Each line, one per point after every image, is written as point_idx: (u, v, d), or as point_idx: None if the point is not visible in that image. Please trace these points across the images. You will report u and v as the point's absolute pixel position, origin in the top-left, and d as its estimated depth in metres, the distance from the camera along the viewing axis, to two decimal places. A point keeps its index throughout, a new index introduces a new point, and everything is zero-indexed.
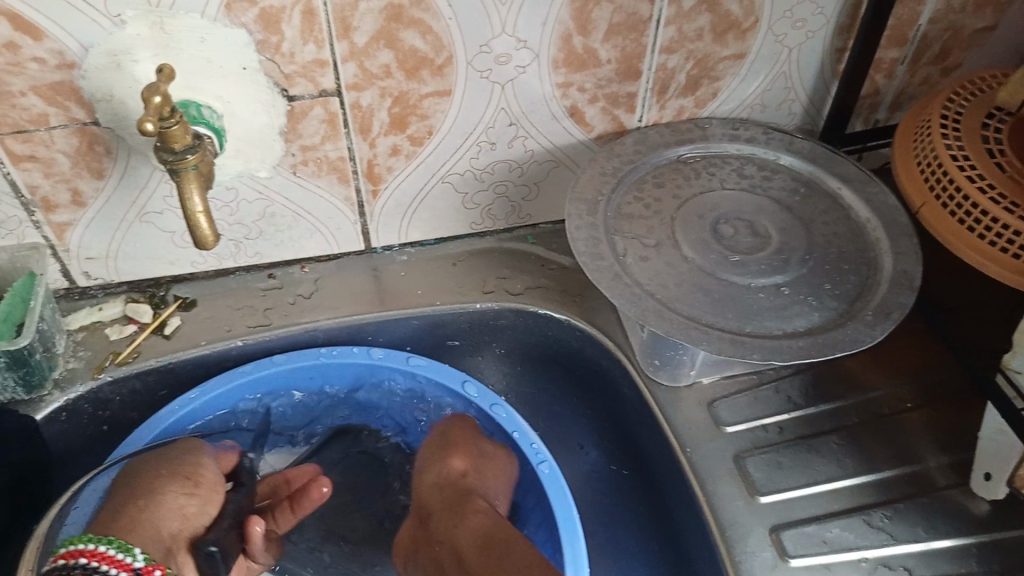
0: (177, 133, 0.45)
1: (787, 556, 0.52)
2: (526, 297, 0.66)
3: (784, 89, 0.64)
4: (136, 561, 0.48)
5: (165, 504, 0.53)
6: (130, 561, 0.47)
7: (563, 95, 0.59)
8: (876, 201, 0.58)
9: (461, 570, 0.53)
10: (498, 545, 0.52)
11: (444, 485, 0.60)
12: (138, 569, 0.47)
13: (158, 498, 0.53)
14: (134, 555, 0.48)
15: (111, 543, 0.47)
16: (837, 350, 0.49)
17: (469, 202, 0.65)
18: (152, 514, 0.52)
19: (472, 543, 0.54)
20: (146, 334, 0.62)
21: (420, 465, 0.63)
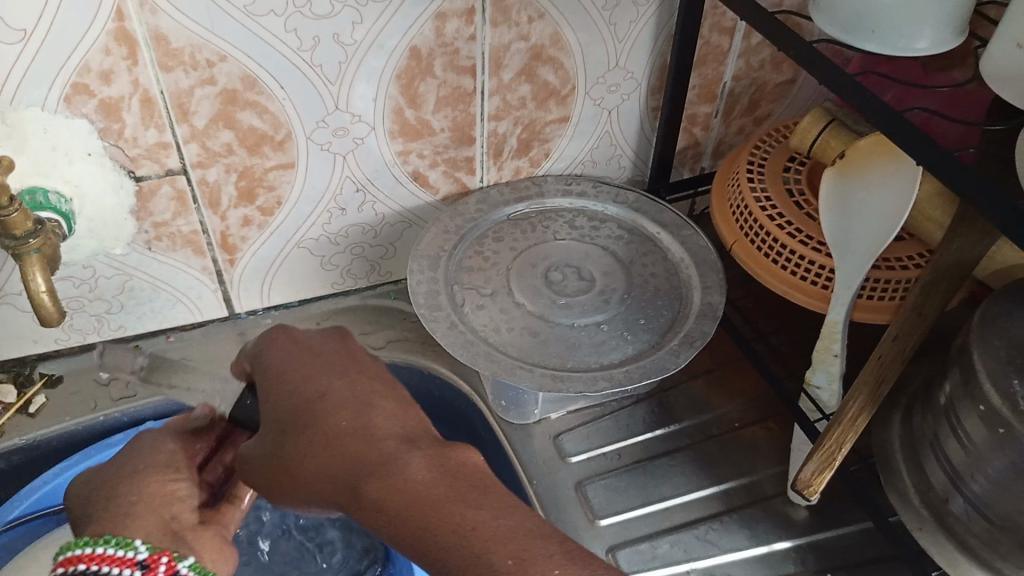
0: (17, 219, 0.48)
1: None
2: (388, 351, 0.70)
3: (610, 146, 0.71)
4: (139, 554, 0.42)
5: (159, 485, 0.48)
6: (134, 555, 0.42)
7: (403, 161, 0.64)
8: (689, 242, 0.64)
9: (358, 478, 0.41)
10: (430, 484, 0.39)
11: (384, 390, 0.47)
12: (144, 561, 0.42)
13: (149, 480, 0.48)
14: (137, 549, 0.42)
15: (110, 542, 0.42)
16: (646, 377, 0.54)
17: (328, 264, 0.69)
18: (141, 491, 0.47)
19: (395, 504, 0.39)
20: (11, 413, 0.63)
21: (318, 462, 0.43)
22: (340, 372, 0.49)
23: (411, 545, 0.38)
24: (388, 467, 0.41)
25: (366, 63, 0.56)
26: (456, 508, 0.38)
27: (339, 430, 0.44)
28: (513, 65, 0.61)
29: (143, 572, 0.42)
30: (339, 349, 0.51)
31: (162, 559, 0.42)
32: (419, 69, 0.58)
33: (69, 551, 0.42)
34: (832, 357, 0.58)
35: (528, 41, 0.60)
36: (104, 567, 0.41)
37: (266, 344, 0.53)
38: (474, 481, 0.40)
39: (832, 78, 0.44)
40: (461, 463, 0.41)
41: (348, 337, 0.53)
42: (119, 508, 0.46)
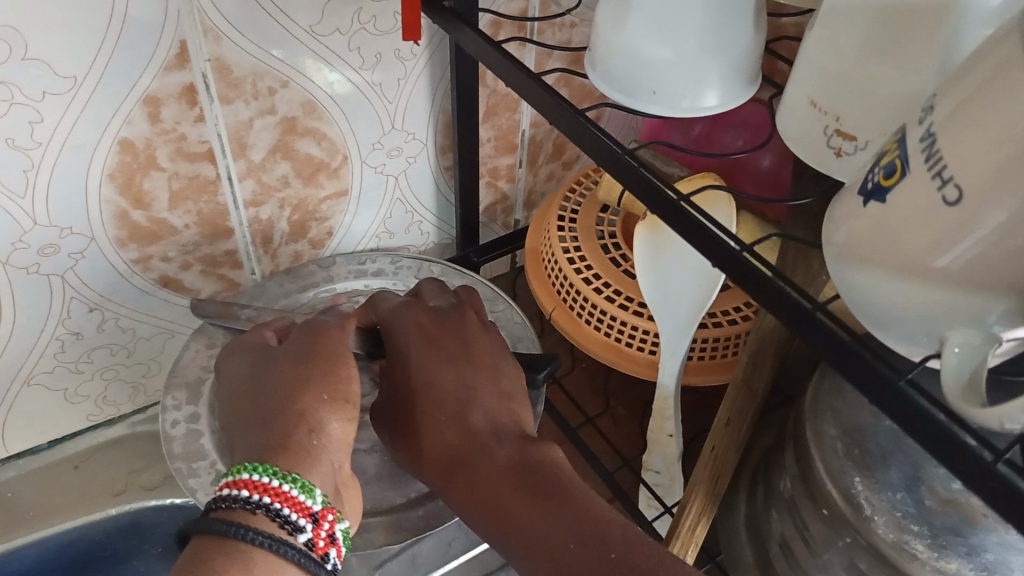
0: None
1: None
2: (163, 489, 0.60)
3: (405, 214, 0.62)
4: (315, 506, 0.35)
5: (330, 345, 0.41)
6: (310, 503, 0.35)
7: (144, 269, 0.53)
8: (503, 321, 0.57)
9: (455, 458, 0.38)
10: (530, 470, 0.37)
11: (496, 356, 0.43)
12: (319, 512, 0.35)
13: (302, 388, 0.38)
14: (316, 498, 0.35)
15: (295, 481, 0.35)
16: None
17: (76, 394, 0.56)
18: (309, 386, 0.38)
19: (487, 485, 0.37)
20: None
21: (408, 423, 0.41)
22: (437, 344, 0.42)
23: (505, 542, 0.36)
24: (482, 454, 0.38)
25: (62, 166, 0.45)
26: (541, 503, 0.35)
27: (435, 412, 0.40)
28: (262, 143, 0.51)
29: (313, 527, 0.35)
30: (472, 328, 0.44)
31: (330, 516, 0.35)
32: (138, 164, 0.47)
33: (253, 472, 0.35)
34: (668, 437, 0.51)
35: (275, 115, 0.50)
36: (281, 507, 0.34)
37: (393, 313, 0.45)
38: (556, 475, 0.36)
39: (613, 154, 0.37)
40: (550, 457, 0.38)
41: (468, 321, 0.45)
42: (287, 407, 0.38)
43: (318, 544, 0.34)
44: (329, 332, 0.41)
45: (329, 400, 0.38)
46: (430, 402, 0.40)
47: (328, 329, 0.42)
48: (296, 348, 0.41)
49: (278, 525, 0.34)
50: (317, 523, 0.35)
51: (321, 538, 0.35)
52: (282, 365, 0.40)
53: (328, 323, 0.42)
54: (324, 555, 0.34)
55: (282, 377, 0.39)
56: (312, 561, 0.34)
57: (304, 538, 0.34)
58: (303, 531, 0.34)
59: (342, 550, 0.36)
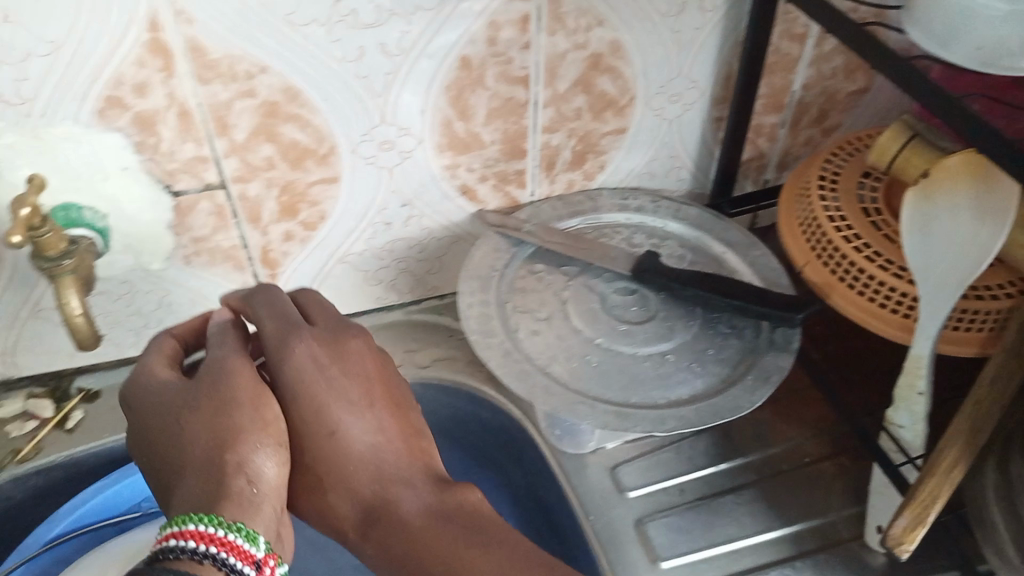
0: (52, 240, 0.46)
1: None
2: (433, 369, 0.69)
3: (669, 158, 0.66)
4: (258, 553, 0.38)
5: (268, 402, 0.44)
6: (254, 551, 0.38)
7: (451, 175, 0.60)
8: (759, 264, 0.61)
9: (369, 513, 0.43)
10: (442, 516, 0.43)
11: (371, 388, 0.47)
12: (260, 559, 0.38)
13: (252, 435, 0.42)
14: (260, 546, 0.38)
15: (239, 529, 0.37)
16: (722, 417, 0.51)
17: (372, 278, 0.67)
18: (243, 415, 0.43)
19: (398, 541, 0.42)
20: (49, 428, 0.64)
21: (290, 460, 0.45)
22: (336, 387, 0.46)
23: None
24: (391, 505, 0.43)
25: (414, 73, 0.53)
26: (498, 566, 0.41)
27: (341, 467, 0.44)
28: (569, 76, 0.57)
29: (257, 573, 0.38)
30: (368, 367, 0.47)
31: (270, 562, 0.38)
32: (469, 81, 0.55)
33: (197, 522, 0.37)
34: (917, 395, 0.53)
35: (585, 50, 0.56)
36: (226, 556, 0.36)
37: (289, 339, 0.47)
38: (473, 521, 0.43)
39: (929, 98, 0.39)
40: (460, 502, 0.44)
41: (364, 351, 0.48)
42: (218, 456, 0.41)
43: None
44: (221, 387, 0.44)
45: (272, 443, 0.43)
46: (364, 446, 0.45)
47: (218, 378, 0.45)
48: (205, 392, 0.44)
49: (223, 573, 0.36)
50: (260, 568, 0.38)
51: None
52: (198, 413, 0.43)
53: (240, 361, 0.46)
54: None
55: (249, 418, 0.43)
56: None
57: None
58: None
59: None
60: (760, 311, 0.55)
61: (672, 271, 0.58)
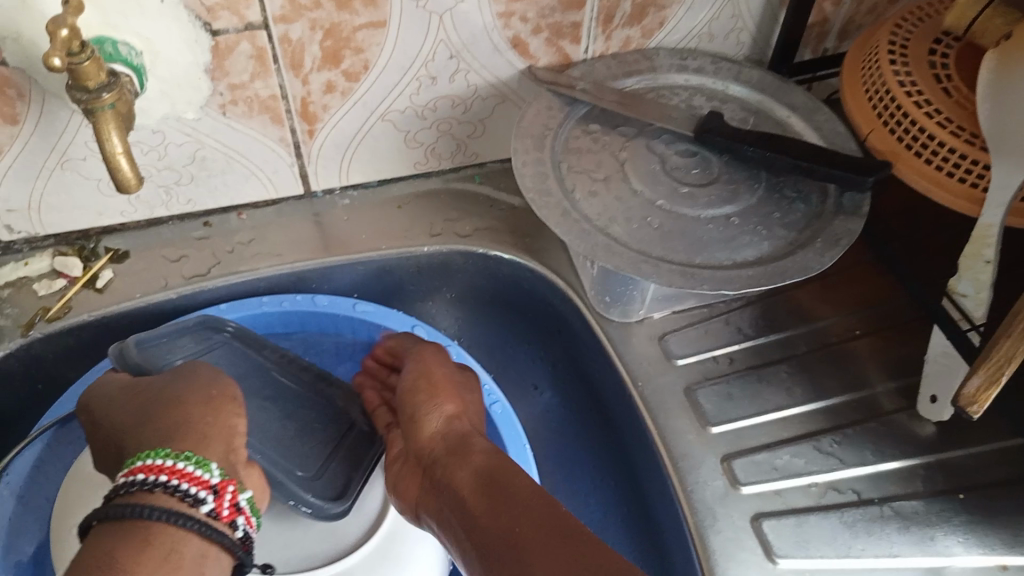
0: (89, 69, 0.42)
1: (758, 518, 0.51)
2: (475, 239, 0.65)
3: (731, 18, 0.62)
4: (213, 479, 0.42)
5: (217, 385, 0.49)
6: (209, 477, 0.42)
7: (504, 25, 0.56)
8: (824, 128, 0.58)
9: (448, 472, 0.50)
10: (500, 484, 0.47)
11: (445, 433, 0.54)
12: (218, 485, 0.42)
13: (198, 402, 0.47)
14: (212, 472, 0.43)
15: (190, 460, 0.42)
16: (787, 277, 0.48)
17: (412, 140, 0.63)
18: (191, 405, 0.46)
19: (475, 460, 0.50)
20: (78, 288, 0.59)
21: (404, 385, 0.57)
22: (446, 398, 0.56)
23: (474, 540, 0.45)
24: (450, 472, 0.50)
25: None
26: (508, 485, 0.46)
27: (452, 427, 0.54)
28: None
29: (213, 498, 0.42)
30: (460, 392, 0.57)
31: (229, 488, 0.43)
32: None
33: (147, 458, 0.41)
34: (983, 263, 0.50)
35: None
36: (179, 482, 0.41)
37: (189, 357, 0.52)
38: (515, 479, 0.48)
39: None
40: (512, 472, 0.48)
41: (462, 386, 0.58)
42: (163, 411, 0.46)
43: (224, 513, 0.42)
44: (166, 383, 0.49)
45: (208, 396, 0.48)
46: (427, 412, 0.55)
47: (183, 377, 0.49)
48: (159, 391, 0.48)
49: (179, 497, 0.40)
50: (217, 495, 0.42)
51: (225, 507, 0.42)
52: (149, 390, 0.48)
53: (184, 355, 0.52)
54: (228, 521, 0.42)
55: (178, 417, 0.46)
56: (214, 527, 0.41)
57: (209, 508, 0.41)
58: (206, 503, 0.41)
59: (243, 515, 0.43)
60: (827, 173, 0.52)
61: (736, 133, 0.55)
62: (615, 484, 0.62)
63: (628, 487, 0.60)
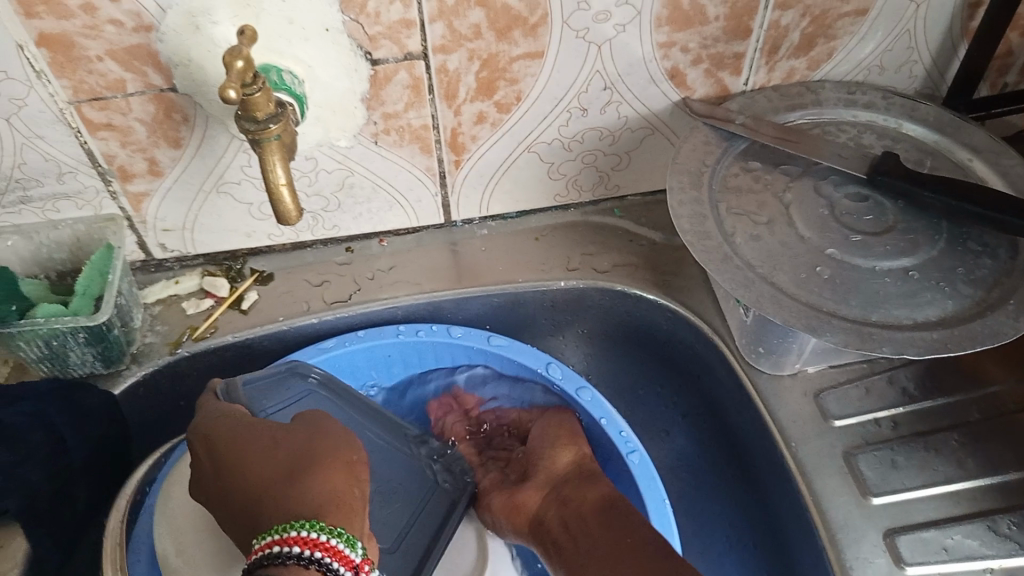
0: (259, 101, 0.42)
1: None
2: (613, 276, 0.63)
3: (906, 50, 0.58)
4: (357, 557, 0.39)
5: (341, 451, 0.44)
6: (353, 557, 0.38)
7: (663, 56, 0.54)
8: (1012, 174, 0.53)
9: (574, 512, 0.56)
10: (620, 512, 0.54)
11: (572, 467, 0.59)
12: (357, 565, 0.39)
13: (323, 470, 0.43)
14: (358, 550, 0.39)
15: (341, 535, 0.38)
16: (978, 343, 0.44)
17: (555, 171, 0.61)
18: (314, 472, 0.42)
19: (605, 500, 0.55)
20: (224, 308, 0.60)
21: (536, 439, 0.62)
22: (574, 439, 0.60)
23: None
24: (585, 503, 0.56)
25: None
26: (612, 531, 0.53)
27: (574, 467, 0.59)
28: None
29: None
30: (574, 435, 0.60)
31: (366, 566, 0.40)
32: None
33: (301, 529, 0.38)
34: None
35: None
36: (329, 559, 0.37)
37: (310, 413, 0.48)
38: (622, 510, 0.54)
39: None
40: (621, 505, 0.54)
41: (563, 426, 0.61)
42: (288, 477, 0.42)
43: None
44: (305, 437, 0.45)
45: (338, 464, 0.44)
46: (553, 451, 0.60)
47: (323, 435, 0.45)
48: (291, 448, 0.44)
49: None
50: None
51: None
52: (269, 449, 0.44)
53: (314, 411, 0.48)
54: None
55: (320, 486, 0.42)
56: None
57: None
58: None
59: None
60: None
61: (916, 177, 0.50)
62: (755, 547, 0.58)
63: (771, 551, 0.57)
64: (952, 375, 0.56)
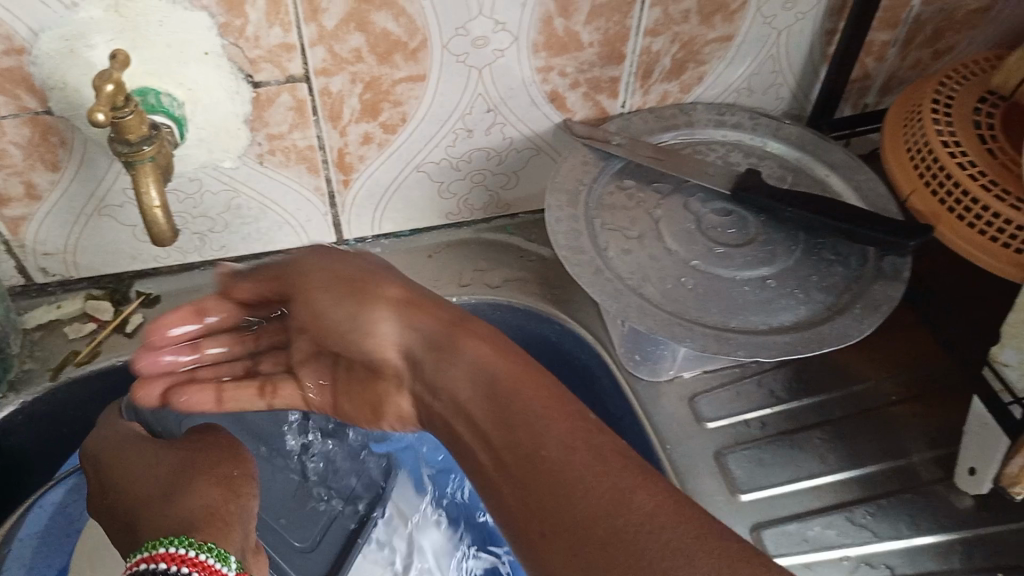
0: (132, 123, 0.43)
1: None
2: (505, 290, 0.65)
3: (771, 74, 0.62)
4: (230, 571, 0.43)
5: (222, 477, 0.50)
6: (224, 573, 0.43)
7: (543, 80, 0.56)
8: (864, 189, 0.58)
9: (475, 429, 0.45)
10: (510, 403, 0.44)
11: (425, 332, 0.49)
12: None
13: (204, 488, 0.48)
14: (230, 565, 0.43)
15: (211, 551, 0.43)
16: (824, 345, 0.48)
17: (446, 190, 0.63)
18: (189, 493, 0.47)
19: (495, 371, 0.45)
20: (108, 331, 0.59)
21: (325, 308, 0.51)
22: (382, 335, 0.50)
23: (517, 512, 0.40)
24: (442, 364, 0.48)
25: None
26: (539, 438, 0.41)
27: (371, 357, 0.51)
28: None
29: None
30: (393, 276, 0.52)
31: None
32: None
33: (170, 546, 0.42)
34: None
35: None
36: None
37: (202, 432, 0.53)
38: (510, 406, 0.44)
39: None
40: (511, 389, 0.44)
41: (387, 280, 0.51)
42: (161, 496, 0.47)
43: None
44: (192, 454, 0.51)
45: (212, 487, 0.49)
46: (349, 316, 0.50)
47: (214, 456, 0.51)
48: (173, 468, 0.49)
49: None
50: None
51: None
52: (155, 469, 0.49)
53: (209, 431, 0.53)
54: None
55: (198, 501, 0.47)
56: None
57: None
58: None
59: None
60: (871, 238, 0.51)
61: (776, 193, 0.54)
62: None
63: None
64: (819, 377, 0.60)
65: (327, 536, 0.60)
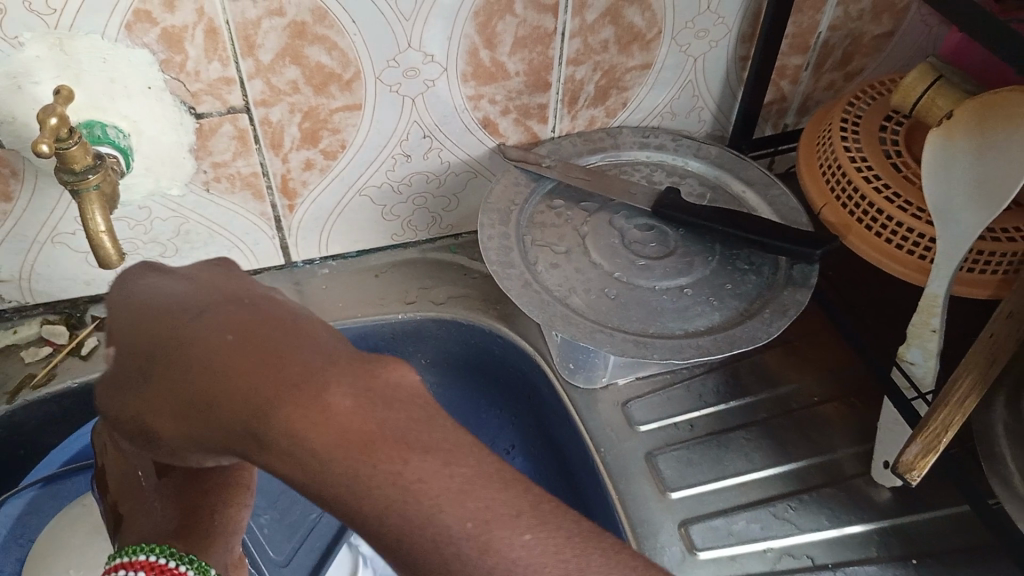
0: (76, 153, 0.45)
1: None
2: (448, 306, 0.68)
3: (692, 98, 0.66)
4: None
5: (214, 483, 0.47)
6: None
7: (474, 107, 0.60)
8: (778, 204, 0.61)
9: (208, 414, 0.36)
10: (255, 358, 0.36)
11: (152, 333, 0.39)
12: None
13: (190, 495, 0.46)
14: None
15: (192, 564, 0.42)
16: (736, 346, 0.51)
17: (389, 213, 0.66)
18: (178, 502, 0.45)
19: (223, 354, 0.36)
20: (63, 355, 0.62)
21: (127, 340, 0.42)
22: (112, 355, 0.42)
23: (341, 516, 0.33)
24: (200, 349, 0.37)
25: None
26: (305, 429, 0.33)
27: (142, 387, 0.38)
28: (598, 5, 0.56)
29: None
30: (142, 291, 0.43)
31: None
32: (498, 6, 0.54)
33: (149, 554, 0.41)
34: (930, 332, 0.52)
35: None
36: None
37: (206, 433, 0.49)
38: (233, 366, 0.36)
39: (999, 44, 0.40)
40: (228, 339, 0.37)
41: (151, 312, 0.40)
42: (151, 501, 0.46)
43: None
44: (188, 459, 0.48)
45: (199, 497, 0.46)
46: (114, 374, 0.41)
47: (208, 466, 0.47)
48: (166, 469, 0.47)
49: None
50: None
51: None
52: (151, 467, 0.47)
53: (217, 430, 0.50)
54: None
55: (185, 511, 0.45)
56: None
57: None
58: None
59: None
60: (780, 247, 0.54)
61: (693, 208, 0.58)
62: None
63: None
64: (746, 381, 0.64)
65: (305, 546, 0.64)
